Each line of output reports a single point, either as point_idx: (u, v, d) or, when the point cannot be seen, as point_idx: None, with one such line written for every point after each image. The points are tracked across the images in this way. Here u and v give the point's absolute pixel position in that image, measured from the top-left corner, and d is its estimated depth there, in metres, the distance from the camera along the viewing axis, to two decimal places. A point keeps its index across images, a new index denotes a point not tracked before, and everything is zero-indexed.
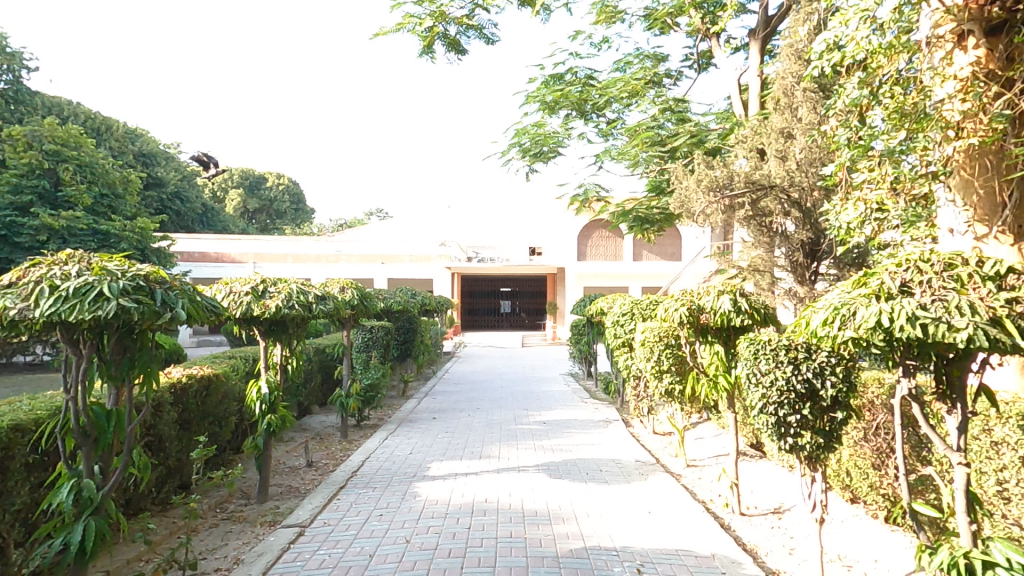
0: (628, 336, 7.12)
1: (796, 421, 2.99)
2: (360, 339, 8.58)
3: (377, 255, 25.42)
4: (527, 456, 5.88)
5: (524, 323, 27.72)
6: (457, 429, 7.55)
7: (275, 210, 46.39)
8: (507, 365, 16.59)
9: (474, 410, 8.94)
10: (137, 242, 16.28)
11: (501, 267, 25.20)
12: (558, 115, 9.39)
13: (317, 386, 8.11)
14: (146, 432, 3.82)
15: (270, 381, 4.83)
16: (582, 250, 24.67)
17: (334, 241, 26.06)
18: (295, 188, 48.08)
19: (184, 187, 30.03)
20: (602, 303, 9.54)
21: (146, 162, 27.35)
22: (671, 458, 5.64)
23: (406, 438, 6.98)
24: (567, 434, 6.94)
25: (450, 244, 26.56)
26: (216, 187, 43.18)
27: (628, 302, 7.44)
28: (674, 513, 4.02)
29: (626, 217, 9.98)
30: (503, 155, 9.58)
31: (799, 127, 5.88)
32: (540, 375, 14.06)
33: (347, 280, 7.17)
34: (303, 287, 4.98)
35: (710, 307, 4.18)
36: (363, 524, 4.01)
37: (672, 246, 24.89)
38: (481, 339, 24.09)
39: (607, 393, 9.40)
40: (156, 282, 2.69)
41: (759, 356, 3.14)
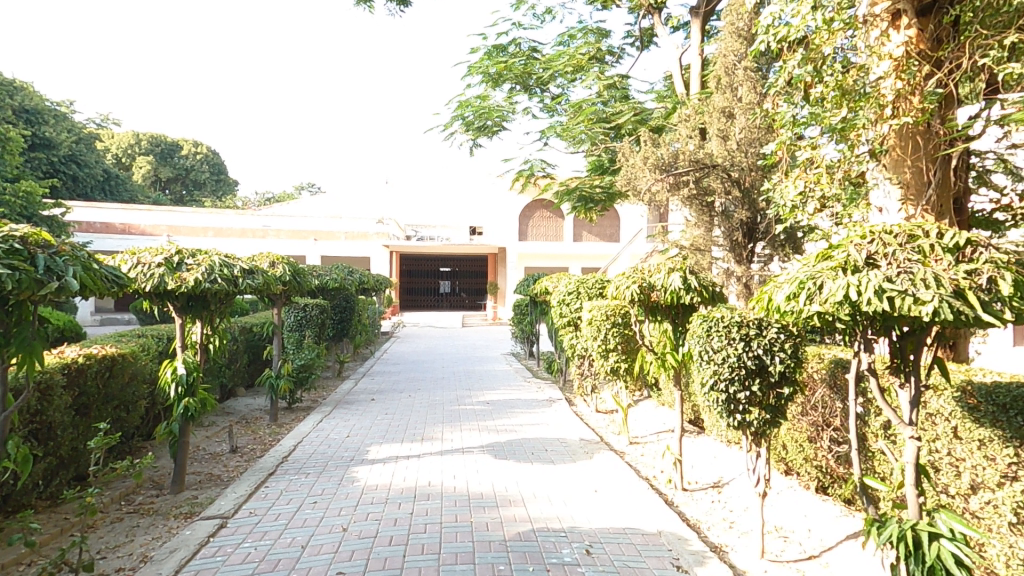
0: (574, 315, 7.14)
1: (745, 397, 3.00)
2: (291, 318, 8.06)
3: (309, 231, 24.22)
4: (471, 437, 5.74)
5: (464, 303, 27.45)
6: (397, 410, 7.30)
7: (194, 181, 43.07)
8: (448, 345, 16.34)
9: (415, 391, 8.69)
10: (22, 210, 14.53)
11: (440, 245, 24.71)
12: (502, 88, 9.12)
13: (243, 367, 7.58)
14: (31, 419, 3.36)
15: (188, 361, 4.32)
16: (522, 230, 24.60)
17: (260, 216, 24.56)
18: (216, 157, 44.78)
19: (78, 150, 27.10)
20: (546, 282, 9.50)
21: (28, 120, 24.29)
22: (615, 435, 5.69)
23: (344, 420, 6.65)
24: (511, 413, 6.86)
25: (387, 221, 25.72)
26: (123, 153, 39.42)
27: (574, 282, 7.43)
28: (619, 491, 4.00)
29: (570, 195, 9.92)
30: (445, 128, 9.19)
31: (740, 107, 5.93)
32: (481, 354, 13.93)
33: (276, 254, 6.66)
34: (226, 259, 4.49)
35: (661, 284, 4.18)
36: (295, 513, 3.71)
37: (611, 227, 25.31)
38: (420, 318, 23.62)
39: (550, 371, 9.41)
40: (38, 246, 2.26)
41: (712, 333, 3.15)
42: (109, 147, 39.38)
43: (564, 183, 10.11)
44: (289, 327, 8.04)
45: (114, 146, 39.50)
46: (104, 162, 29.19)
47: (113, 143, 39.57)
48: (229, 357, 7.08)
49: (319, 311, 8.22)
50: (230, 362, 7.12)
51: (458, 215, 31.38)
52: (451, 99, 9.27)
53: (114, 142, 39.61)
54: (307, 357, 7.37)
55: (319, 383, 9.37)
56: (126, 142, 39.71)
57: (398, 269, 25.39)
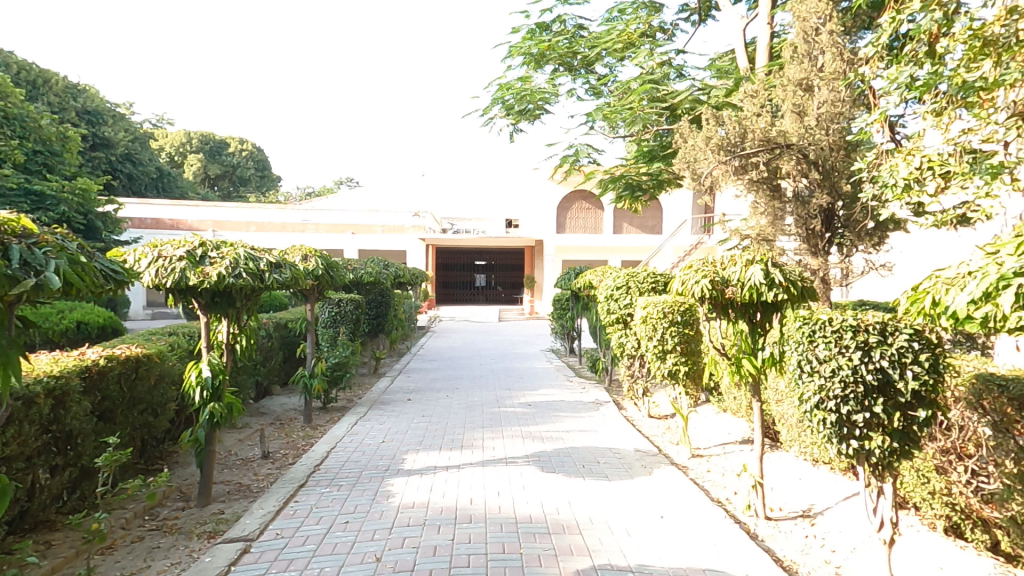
0: (623, 312, 6.57)
1: (864, 420, 2.42)
2: (326, 313, 7.80)
3: (347, 225, 24.31)
4: (515, 446, 5.29)
5: (501, 297, 27.11)
6: (434, 412, 6.93)
7: (239, 177, 44.19)
8: (485, 340, 16.00)
9: (453, 391, 8.32)
10: (78, 205, 14.91)
11: (477, 239, 24.37)
12: (545, 69, 8.59)
13: (278, 364, 7.36)
14: (46, 428, 3.09)
15: (214, 362, 4.01)
16: (560, 222, 23.97)
17: (301, 210, 24.81)
18: (260, 153, 45.78)
19: (133, 149, 28.07)
20: (589, 275, 8.95)
21: (90, 120, 25.31)
22: (673, 446, 5.14)
23: (379, 423, 6.32)
24: (556, 418, 6.38)
25: (424, 214, 25.57)
26: (173, 150, 40.74)
27: (622, 275, 6.86)
28: (691, 519, 3.47)
29: (615, 184, 9.30)
30: (485, 113, 8.73)
31: (821, 77, 5.22)
32: (520, 351, 13.51)
33: (309, 248, 6.35)
34: (252, 253, 4.14)
35: (737, 279, 3.55)
36: (324, 536, 3.33)
37: (653, 219, 24.40)
38: (457, 313, 23.42)
39: (594, 371, 8.89)
40: (15, 236, 1.90)
41: (815, 339, 2.56)
42: (161, 145, 40.79)
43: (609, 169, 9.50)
44: (324, 324, 7.79)
45: (166, 143, 40.91)
46: (157, 159, 30.21)
47: (165, 141, 40.95)
48: (262, 354, 6.85)
49: (355, 306, 7.95)
50: (264, 359, 6.90)
51: (495, 207, 30.98)
52: (491, 83, 8.80)
53: (165, 140, 40.96)
54: (342, 354, 7.08)
55: (356, 380, 9.15)
56: (178, 140, 41.06)
57: (434, 262, 25.24)
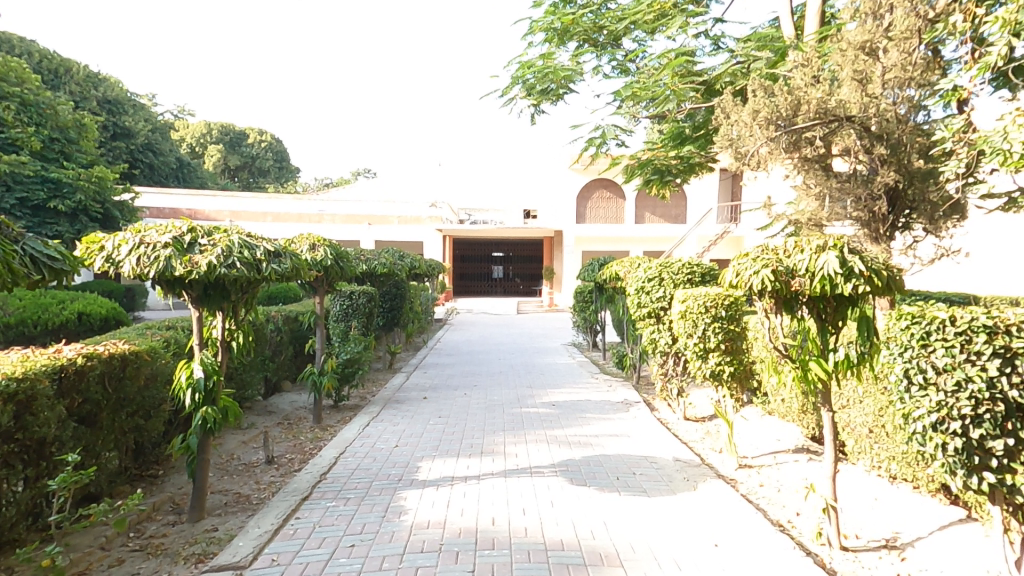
0: (655, 305, 6.03)
1: (1001, 447, 2.09)
2: (337, 307, 7.41)
3: (364, 215, 24.04)
4: (540, 453, 4.82)
5: (519, 289, 26.64)
6: (451, 412, 6.51)
7: (257, 169, 44.31)
8: (503, 333, 15.57)
9: (471, 389, 7.89)
10: (95, 194, 14.79)
11: (494, 229, 23.88)
12: (569, 46, 8.03)
13: (288, 359, 7.01)
14: (9, 438, 2.69)
15: (207, 362, 3.58)
16: (580, 212, 23.36)
17: (318, 200, 24.60)
18: (279, 145, 45.85)
19: (154, 139, 28.14)
20: (616, 265, 8.43)
21: (110, 110, 25.40)
22: (717, 455, 4.62)
23: (392, 424, 5.91)
24: (583, 421, 5.91)
25: (441, 204, 25.17)
26: (194, 142, 40.96)
27: (654, 266, 6.32)
28: (751, 549, 2.96)
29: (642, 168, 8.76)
30: (504, 94, 8.20)
31: (890, 39, 4.60)
32: (540, 344, 13.05)
33: (317, 236, 5.96)
34: (249, 240, 3.71)
35: (805, 269, 2.99)
36: (325, 563, 2.90)
37: (677, 208, 23.66)
38: (474, 304, 23.03)
39: (620, 367, 8.39)
40: None
41: (930, 346, 2.23)
42: (182, 137, 41.08)
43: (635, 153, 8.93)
44: (335, 318, 7.39)
45: (187, 135, 41.19)
46: (178, 150, 30.32)
47: (186, 133, 41.22)
48: (270, 349, 6.48)
49: (368, 299, 7.55)
50: (272, 355, 6.53)
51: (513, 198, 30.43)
52: (511, 61, 8.25)
53: (186, 131, 41.23)
54: (353, 350, 6.68)
55: (370, 376, 8.78)
56: (199, 131, 41.29)
57: (451, 253, 24.85)
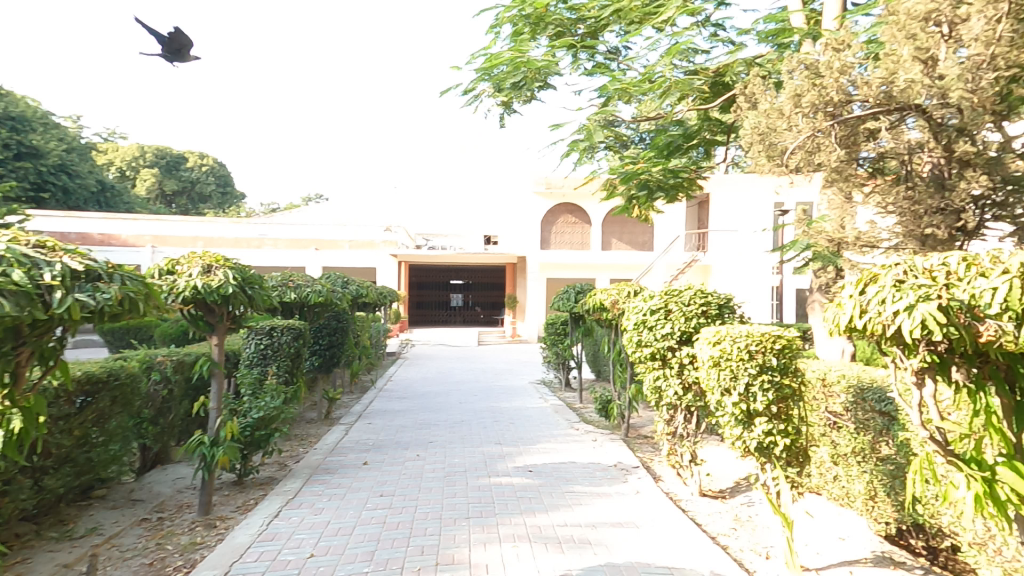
0: (661, 344, 4.84)
1: None
2: (252, 347, 5.78)
3: (310, 240, 22.30)
4: (521, 564, 3.36)
5: (479, 318, 25.21)
6: (399, 488, 4.97)
7: (199, 192, 41.65)
8: (463, 369, 14.05)
9: (426, 448, 6.37)
10: None
11: (452, 256, 22.50)
12: (542, 39, 6.93)
13: (179, 417, 5.33)
14: None
15: None
16: (544, 238, 22.31)
17: (258, 224, 22.70)
18: (223, 167, 43.38)
19: (68, 160, 25.53)
20: (602, 292, 7.23)
21: (14, 127, 23.22)
22: (768, 565, 3.31)
23: (315, 511, 4.33)
24: (572, 503, 4.50)
25: (395, 229, 23.62)
26: (126, 165, 38.08)
27: (658, 292, 5.10)
28: None
29: (626, 183, 7.65)
30: (468, 92, 6.96)
31: None
32: (505, 383, 11.59)
33: (214, 256, 4.39)
34: (33, 252, 2.12)
35: (993, 307, 1.73)
36: None
37: (643, 235, 22.94)
38: (430, 336, 21.39)
39: (608, 415, 7.10)
40: None
41: None
42: (112, 160, 38.17)
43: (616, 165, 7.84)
44: (247, 361, 5.76)
45: (117, 158, 38.29)
46: (99, 171, 27.82)
47: (116, 155, 38.28)
48: (146, 404, 4.87)
49: (293, 336, 5.95)
50: (149, 412, 4.91)
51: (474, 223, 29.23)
52: (477, 52, 6.95)
53: (116, 153, 38.29)
54: (265, 406, 5.05)
55: (299, 432, 7.12)
56: (130, 154, 38.43)
57: (406, 281, 23.28)
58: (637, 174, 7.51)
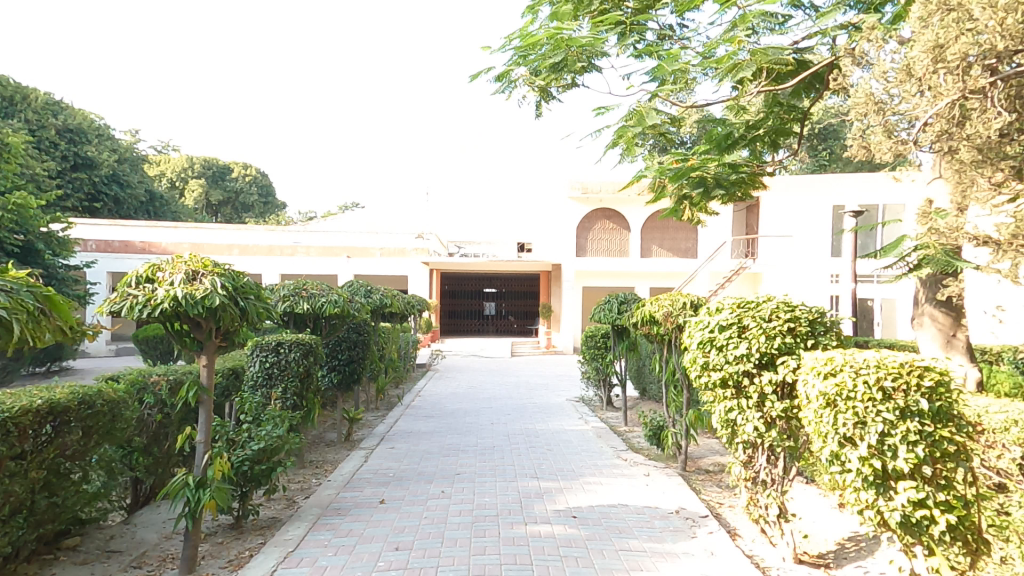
0: (733, 367, 3.95)
1: None
2: (255, 366, 5.14)
3: (343, 247, 22.05)
4: None
5: (512, 328, 24.47)
6: (419, 538, 4.14)
7: (241, 203, 42.48)
8: (497, 382, 13.29)
9: (453, 482, 5.58)
10: (14, 224, 12.68)
11: (485, 263, 21.85)
12: (585, 19, 6.16)
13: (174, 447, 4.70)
14: None
15: None
16: (580, 244, 21.42)
17: (293, 233, 22.66)
18: (264, 179, 44.27)
19: (120, 171, 26.01)
20: (651, 304, 6.34)
21: (71, 139, 24.07)
22: None
23: (314, 573, 3.55)
24: (631, 569, 3.58)
25: (428, 236, 23.18)
26: (174, 176, 39.13)
27: (729, 305, 4.19)
28: None
29: (677, 182, 6.76)
30: (503, 79, 6.30)
31: None
32: (541, 400, 10.77)
33: (201, 261, 3.74)
34: None
35: None
36: None
37: (686, 241, 21.63)
38: (462, 346, 20.76)
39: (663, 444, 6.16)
40: None
41: None
42: (162, 172, 39.36)
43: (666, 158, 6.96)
44: (251, 382, 5.12)
45: (166, 169, 39.40)
46: (149, 182, 28.39)
47: (166, 167, 39.46)
48: (138, 432, 4.26)
49: (303, 354, 5.29)
50: (142, 441, 4.29)
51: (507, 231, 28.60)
52: (512, 32, 6.26)
53: (166, 165, 39.42)
54: (267, 436, 4.38)
55: (310, 459, 6.48)
56: (179, 166, 39.42)
57: (439, 289, 22.76)
58: (692, 168, 6.61)
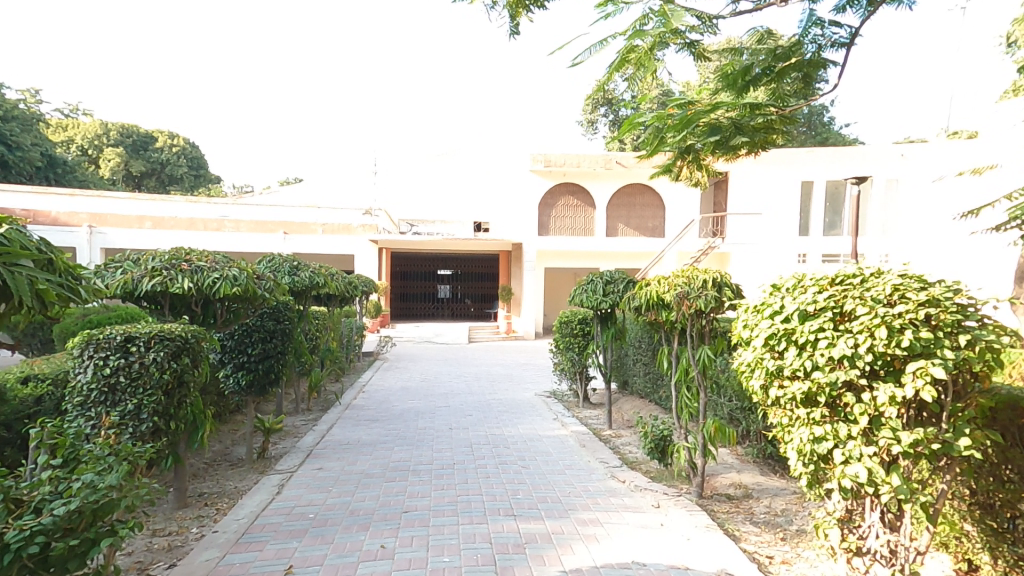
0: (832, 376, 2.54)
1: None
2: (85, 373, 3.33)
3: (278, 223, 19.83)
4: None
5: (469, 312, 22.94)
6: None
7: (168, 176, 38.56)
8: (453, 374, 11.77)
9: (399, 527, 4.03)
10: None
11: (439, 242, 20.16)
12: None
13: None
14: None
15: None
16: (542, 222, 20.03)
17: (218, 205, 20.18)
18: (194, 151, 40.41)
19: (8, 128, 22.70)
20: (653, 282, 4.98)
21: None
22: None
23: None
24: None
25: (376, 212, 21.22)
26: (87, 144, 34.75)
27: (813, 283, 2.78)
28: None
29: (682, 130, 5.33)
30: None
31: None
32: (506, 397, 9.38)
33: None
34: None
35: None
36: None
37: (653, 219, 20.30)
38: (414, 331, 19.08)
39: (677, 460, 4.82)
40: None
41: None
42: (72, 138, 34.92)
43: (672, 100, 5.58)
44: (81, 398, 3.30)
45: (77, 136, 35.02)
46: (47, 145, 24.93)
47: (77, 133, 35.05)
48: None
49: (171, 354, 3.48)
50: None
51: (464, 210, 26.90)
52: None
53: (76, 131, 35.00)
54: (87, 490, 2.60)
55: (195, 492, 4.72)
56: (92, 132, 35.07)
57: (388, 269, 20.86)
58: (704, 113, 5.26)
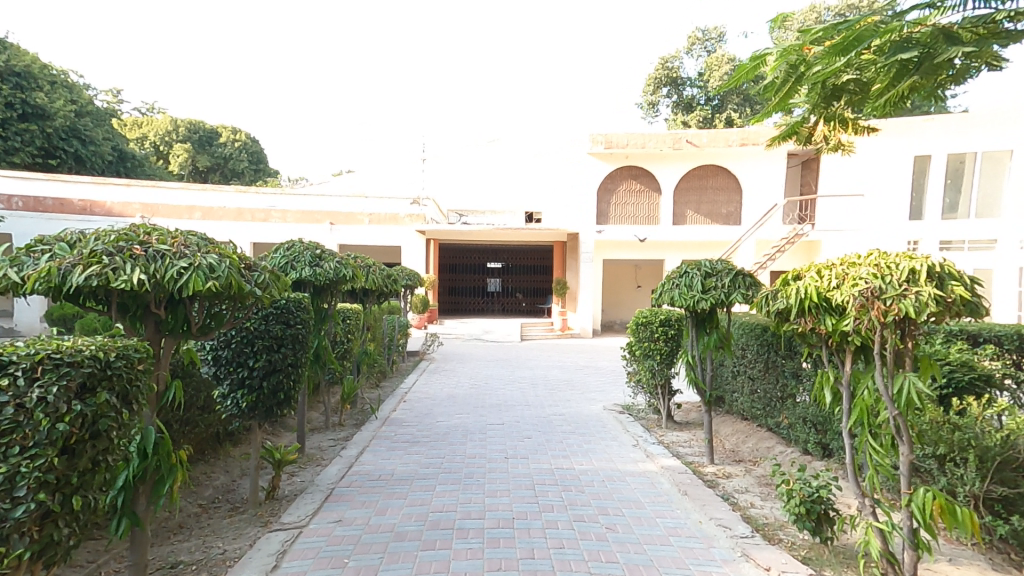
0: None
1: None
2: None
3: (325, 213, 19.08)
4: None
5: (521, 307, 21.52)
6: None
7: (231, 171, 39.14)
8: (507, 379, 10.37)
9: None
10: None
11: (490, 232, 18.83)
12: None
13: None
14: None
15: None
16: (602, 209, 18.31)
17: (268, 195, 19.10)
18: (254, 146, 40.89)
19: (80, 124, 23.10)
20: (809, 276, 3.32)
21: (17, 85, 21.05)
22: None
23: None
24: None
25: (426, 200, 20.06)
26: (158, 140, 35.43)
27: None
28: None
29: (847, 53, 3.83)
30: None
31: None
32: (571, 412, 7.87)
33: None
34: None
35: None
36: None
37: (727, 205, 18.08)
38: (464, 327, 17.84)
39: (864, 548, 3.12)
40: None
41: None
42: (145, 135, 35.69)
43: (808, 31, 4.02)
44: None
45: (149, 132, 35.82)
46: (116, 139, 25.31)
47: (149, 130, 35.78)
48: None
49: (67, 390, 2.16)
50: None
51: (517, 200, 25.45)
52: None
53: (148, 128, 35.70)
54: None
55: (165, 562, 3.47)
56: (163, 128, 35.85)
57: (437, 261, 19.72)
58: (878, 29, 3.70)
